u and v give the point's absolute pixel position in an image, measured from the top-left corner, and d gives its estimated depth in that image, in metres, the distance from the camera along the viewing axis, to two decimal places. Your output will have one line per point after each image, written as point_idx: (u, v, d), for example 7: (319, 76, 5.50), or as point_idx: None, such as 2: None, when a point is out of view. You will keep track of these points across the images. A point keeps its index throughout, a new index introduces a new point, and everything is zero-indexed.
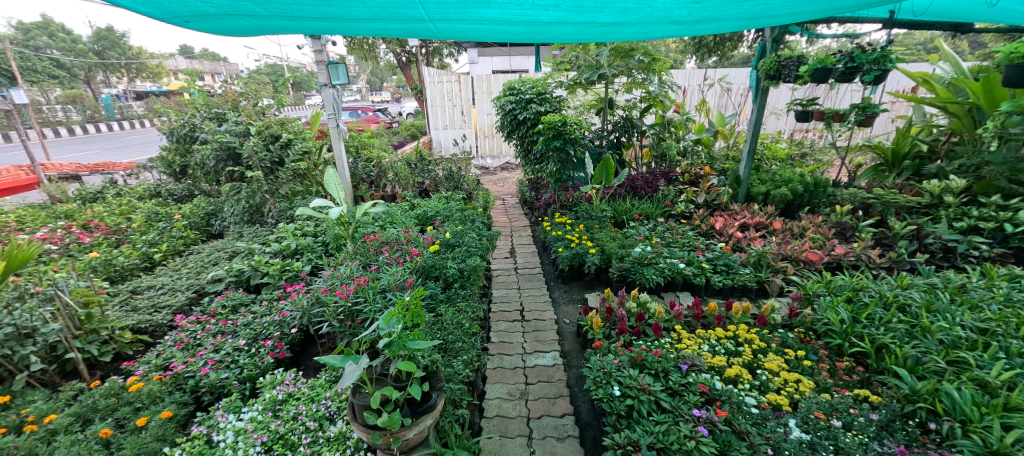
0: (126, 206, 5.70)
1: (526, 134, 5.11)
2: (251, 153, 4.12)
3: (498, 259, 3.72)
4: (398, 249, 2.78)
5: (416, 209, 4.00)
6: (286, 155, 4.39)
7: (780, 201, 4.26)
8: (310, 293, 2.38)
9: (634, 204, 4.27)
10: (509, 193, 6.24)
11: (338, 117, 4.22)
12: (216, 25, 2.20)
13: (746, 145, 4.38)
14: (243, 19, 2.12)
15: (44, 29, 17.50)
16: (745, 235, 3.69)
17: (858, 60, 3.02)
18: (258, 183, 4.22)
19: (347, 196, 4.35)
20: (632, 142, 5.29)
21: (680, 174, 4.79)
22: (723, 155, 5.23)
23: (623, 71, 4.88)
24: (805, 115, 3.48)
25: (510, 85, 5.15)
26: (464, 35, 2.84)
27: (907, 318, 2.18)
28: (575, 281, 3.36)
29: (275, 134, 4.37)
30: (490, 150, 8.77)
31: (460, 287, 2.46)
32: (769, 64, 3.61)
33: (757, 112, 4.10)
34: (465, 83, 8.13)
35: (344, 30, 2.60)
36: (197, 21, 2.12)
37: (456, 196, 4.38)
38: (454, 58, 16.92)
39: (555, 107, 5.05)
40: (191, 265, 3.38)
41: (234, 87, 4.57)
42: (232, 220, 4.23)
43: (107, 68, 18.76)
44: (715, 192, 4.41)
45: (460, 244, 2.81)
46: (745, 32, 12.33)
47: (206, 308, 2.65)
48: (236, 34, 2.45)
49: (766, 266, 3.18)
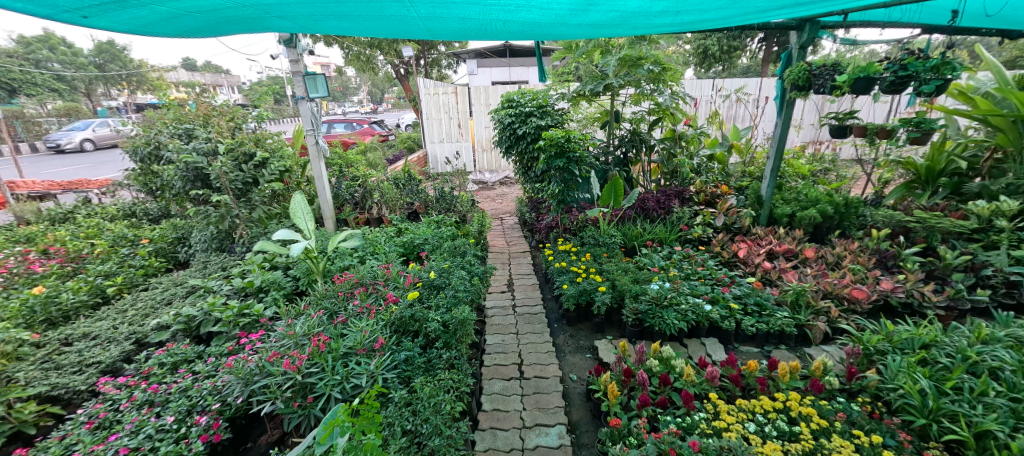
0: (95, 228, 5.29)
1: (525, 151, 4.70)
2: (219, 173, 3.70)
3: (493, 293, 3.28)
4: (373, 293, 2.35)
5: (402, 235, 3.58)
6: (261, 175, 3.97)
7: (809, 224, 3.82)
8: (259, 353, 1.93)
9: (645, 228, 3.84)
10: (508, 212, 5.82)
11: (317, 132, 3.79)
12: (124, 18, 1.83)
13: (769, 162, 3.96)
14: (154, 7, 1.74)
15: (44, 42, 17.43)
16: (773, 266, 3.26)
17: (911, 67, 2.62)
18: (227, 207, 3.79)
19: (328, 220, 3.93)
20: (640, 158, 4.89)
21: (695, 193, 4.35)
22: (739, 172, 4.81)
23: (632, 81, 4.49)
24: (841, 131, 3.05)
25: (508, 97, 4.77)
26: (447, 13, 2.33)
27: (1006, 391, 1.72)
28: (583, 322, 2.91)
29: (249, 152, 3.95)
30: (488, 165, 8.37)
31: (444, 345, 2.00)
32: (798, 73, 3.22)
33: (783, 127, 3.70)
34: (462, 94, 7.80)
35: (296, 17, 2.18)
36: (97, 16, 1.76)
37: (447, 220, 3.94)
38: (453, 69, 16.76)
39: (557, 121, 4.67)
40: (141, 305, 2.94)
41: (207, 101, 4.19)
42: (199, 248, 3.80)
43: (107, 81, 18.64)
44: (735, 214, 3.97)
45: (447, 286, 2.36)
46: (747, 42, 12.17)
47: (141, 368, 2.21)
48: (165, 27, 2.09)
49: (805, 306, 2.73)
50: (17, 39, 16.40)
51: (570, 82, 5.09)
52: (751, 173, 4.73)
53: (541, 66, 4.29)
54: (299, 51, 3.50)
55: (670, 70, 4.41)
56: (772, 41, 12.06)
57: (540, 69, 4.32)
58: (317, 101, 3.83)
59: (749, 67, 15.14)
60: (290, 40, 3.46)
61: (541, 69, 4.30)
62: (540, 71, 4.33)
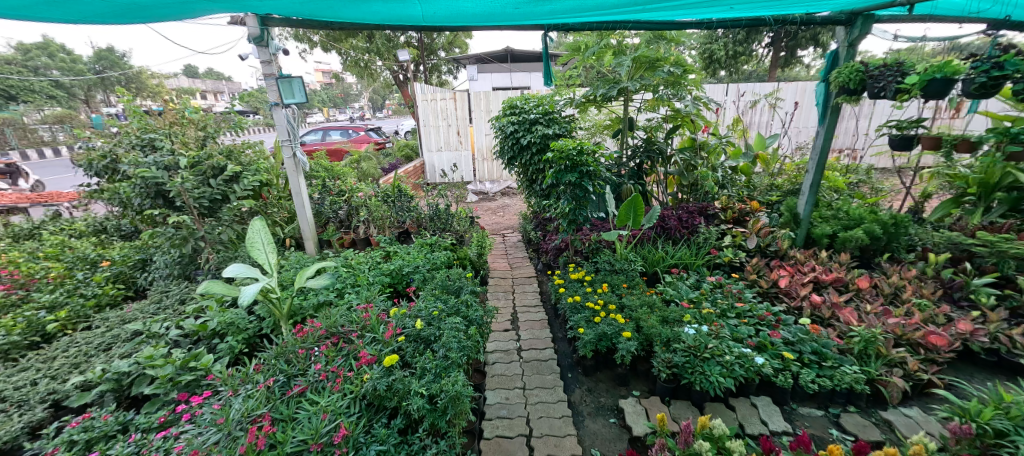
0: (58, 246, 4.80)
1: (530, 162, 4.23)
2: (179, 189, 3.22)
3: (495, 332, 2.80)
4: (346, 348, 1.88)
5: (390, 261, 3.11)
6: (232, 191, 3.51)
7: (855, 247, 3.35)
8: (186, 443, 1.45)
9: (668, 252, 3.37)
10: (509, 228, 5.35)
11: (293, 143, 3.33)
12: None
13: (808, 176, 3.49)
14: None
15: (43, 49, 17.09)
16: (824, 300, 2.78)
17: (1010, 66, 2.22)
18: (191, 227, 3.32)
19: (307, 243, 3.47)
20: (656, 169, 4.43)
21: (721, 209, 3.87)
22: (766, 185, 4.35)
23: (649, 86, 4.04)
24: (906, 142, 2.61)
25: (510, 102, 4.34)
26: None
27: None
28: (602, 371, 2.43)
29: (218, 166, 3.50)
30: (489, 175, 7.92)
31: (433, 429, 1.53)
32: (847, 75, 2.79)
33: (827, 137, 3.21)
34: (461, 100, 7.37)
35: None
36: None
37: (442, 242, 3.47)
38: (453, 75, 16.48)
39: (565, 130, 4.21)
40: (73, 351, 2.46)
41: (174, 108, 3.74)
42: (159, 275, 3.33)
43: (105, 87, 18.39)
44: (770, 235, 3.50)
45: (437, 340, 1.89)
46: (754, 47, 11.87)
47: (45, 449, 1.73)
48: None
49: (875, 356, 2.25)
50: (17, 45, 16.10)
51: (578, 87, 4.65)
52: (779, 186, 4.28)
53: (547, 68, 3.80)
54: (273, 51, 3.05)
55: (692, 73, 3.96)
56: (779, 46, 11.78)
57: (547, 73, 3.84)
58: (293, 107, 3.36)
59: (753, 73, 14.87)
60: (261, 38, 2.99)
61: (549, 72, 3.81)
62: (546, 75, 3.85)
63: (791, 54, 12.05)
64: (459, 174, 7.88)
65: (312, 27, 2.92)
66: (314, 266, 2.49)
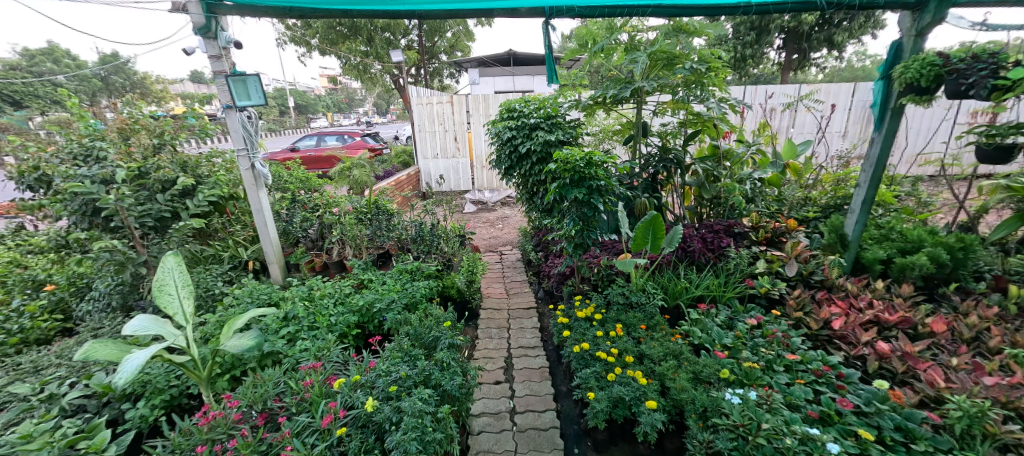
0: (8, 265, 4.32)
1: (529, 172, 3.73)
2: (116, 206, 2.73)
3: (485, 385, 2.29)
4: (274, 438, 1.38)
5: (361, 293, 2.61)
6: (184, 208, 3.04)
7: (917, 276, 2.81)
8: None
9: (691, 281, 2.85)
10: (508, 243, 4.85)
11: (253, 152, 2.85)
12: None
13: (858, 191, 2.95)
14: None
15: (50, 55, 16.92)
16: (893, 347, 2.24)
17: None
18: (133, 252, 2.83)
19: (269, 268, 2.99)
20: (673, 181, 3.91)
21: (752, 228, 3.34)
22: (799, 198, 3.81)
23: (665, 87, 3.53)
24: (1007, 153, 2.16)
25: (507, 105, 3.85)
26: None
27: None
28: (618, 445, 1.92)
29: (169, 179, 3.02)
30: (488, 183, 7.42)
31: None
32: (919, 69, 2.27)
33: (884, 146, 2.69)
34: (458, 104, 6.89)
35: None
36: None
37: (426, 268, 2.97)
38: (454, 79, 16.12)
39: (569, 136, 3.70)
40: None
41: (123, 112, 3.27)
42: (96, 307, 2.84)
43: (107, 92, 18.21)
44: (812, 260, 2.97)
45: (397, 427, 1.38)
46: (767, 50, 11.38)
47: None
48: None
49: (980, 435, 1.71)
50: (24, 51, 15.98)
51: (584, 87, 4.15)
52: (814, 200, 3.75)
53: (552, 68, 3.31)
54: (223, 43, 2.57)
55: (718, 71, 3.43)
56: (793, 48, 11.30)
57: (551, 74, 3.35)
58: (250, 111, 2.87)
59: (764, 76, 14.36)
60: (207, 28, 2.51)
61: (553, 73, 3.32)
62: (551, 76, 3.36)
63: (805, 57, 11.56)
64: (457, 182, 7.40)
65: (268, 14, 2.44)
66: (248, 315, 1.94)
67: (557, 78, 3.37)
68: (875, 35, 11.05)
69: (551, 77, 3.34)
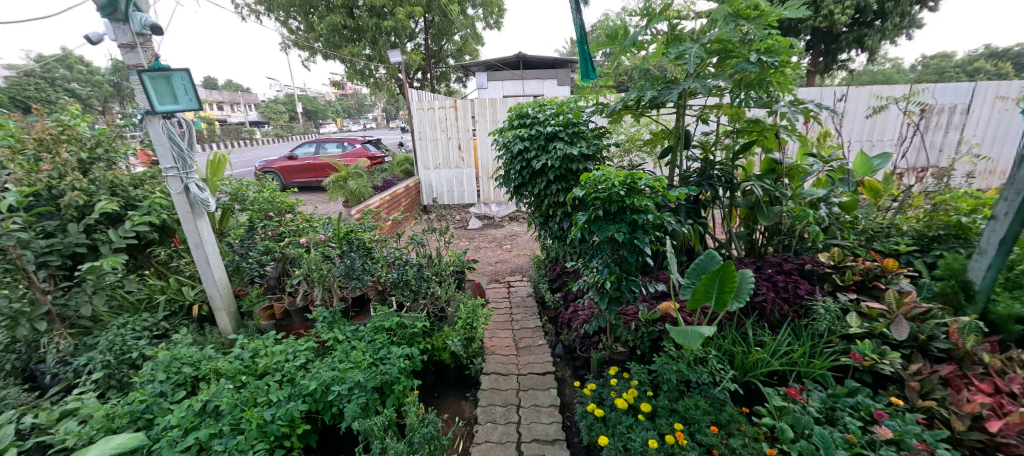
0: None
1: (545, 192, 3.02)
2: (3, 244, 2.08)
3: None
4: None
5: (317, 366, 1.92)
6: (105, 243, 2.41)
7: None
8: None
9: (766, 348, 2.11)
10: (516, 272, 4.14)
11: (186, 171, 2.19)
12: None
13: (993, 226, 2.23)
14: None
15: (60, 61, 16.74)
16: None
17: None
18: (30, 300, 2.20)
19: (212, 319, 2.36)
20: (721, 203, 3.17)
21: (834, 268, 2.57)
22: (881, 225, 3.05)
23: (715, 90, 2.80)
24: None
25: (518, 110, 3.17)
26: None
27: None
28: None
29: (84, 206, 2.37)
30: (494, 196, 6.74)
31: None
32: None
33: None
34: (462, 109, 6.22)
35: None
36: None
37: (410, 323, 2.26)
38: (461, 83, 15.65)
39: (593, 148, 2.99)
40: None
41: (42, 119, 2.64)
42: None
43: (121, 97, 18.15)
44: (929, 319, 2.19)
45: None
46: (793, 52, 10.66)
47: None
48: None
49: None
50: (36, 58, 15.84)
51: (611, 89, 3.43)
52: (901, 227, 2.98)
53: (587, 59, 3.16)
54: (136, 27, 1.90)
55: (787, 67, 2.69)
56: (820, 50, 10.56)
57: (585, 66, 3.20)
58: (183, 118, 2.22)
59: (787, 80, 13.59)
60: (114, 6, 1.86)
61: (590, 65, 3.16)
62: (584, 68, 3.20)
63: (833, 60, 10.80)
64: (460, 194, 6.72)
65: None
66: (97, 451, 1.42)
67: (593, 69, 3.20)
68: (911, 35, 10.27)
69: (585, 71, 3.19)
